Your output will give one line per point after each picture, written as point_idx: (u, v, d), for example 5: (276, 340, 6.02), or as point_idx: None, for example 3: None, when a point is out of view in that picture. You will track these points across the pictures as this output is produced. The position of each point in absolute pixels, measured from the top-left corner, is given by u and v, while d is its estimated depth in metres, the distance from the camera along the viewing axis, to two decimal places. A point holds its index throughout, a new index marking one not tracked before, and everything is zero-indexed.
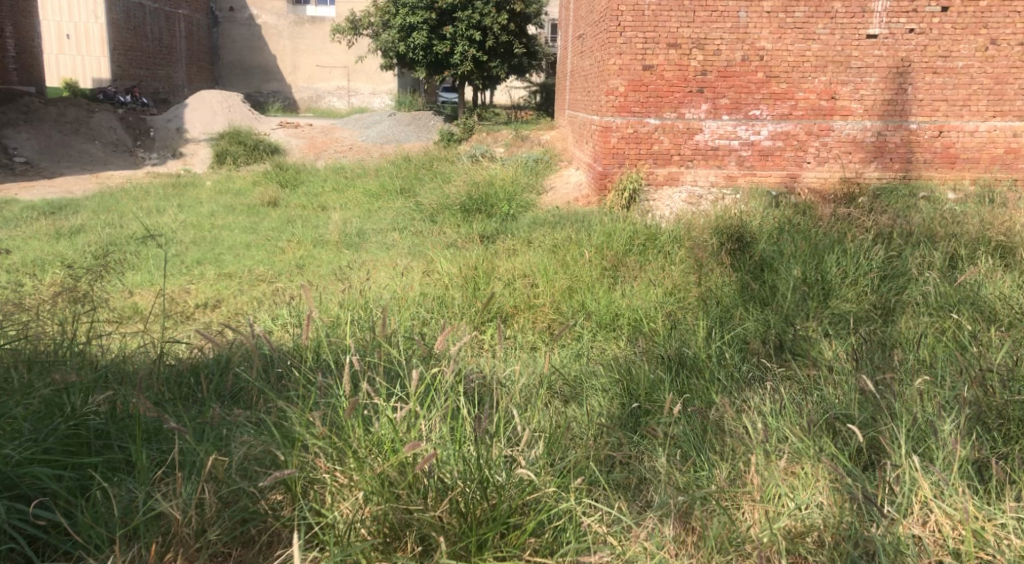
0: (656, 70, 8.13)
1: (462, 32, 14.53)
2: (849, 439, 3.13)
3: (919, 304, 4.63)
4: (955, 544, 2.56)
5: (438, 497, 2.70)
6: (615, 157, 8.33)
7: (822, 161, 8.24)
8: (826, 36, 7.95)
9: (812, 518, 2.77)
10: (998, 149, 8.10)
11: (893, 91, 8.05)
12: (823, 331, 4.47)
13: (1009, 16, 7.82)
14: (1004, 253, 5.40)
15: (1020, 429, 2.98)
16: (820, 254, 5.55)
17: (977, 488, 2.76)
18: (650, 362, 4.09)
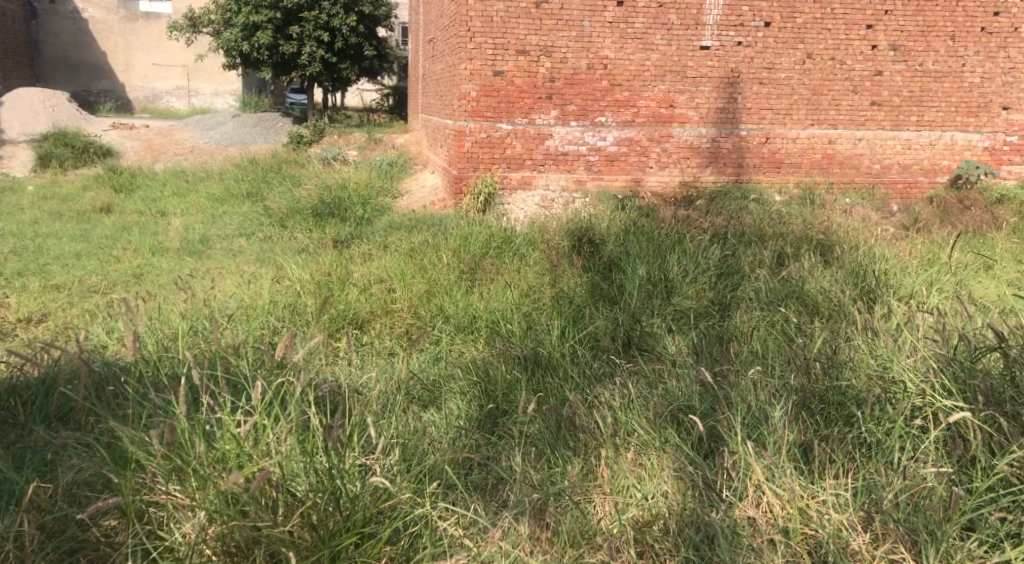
0: (506, 75, 8.25)
1: (309, 33, 14.21)
2: (691, 430, 3.30)
3: (752, 299, 4.95)
4: (784, 522, 2.75)
5: (288, 511, 2.63)
6: (469, 161, 8.40)
7: (663, 166, 8.66)
8: (663, 47, 8.36)
9: (658, 507, 2.91)
10: (817, 154, 8.80)
11: (725, 99, 8.57)
12: (667, 327, 4.70)
13: (821, 33, 8.47)
14: (824, 250, 5.86)
15: (839, 412, 3.23)
16: (663, 254, 5.83)
17: (803, 469, 2.98)
18: (507, 363, 4.15)
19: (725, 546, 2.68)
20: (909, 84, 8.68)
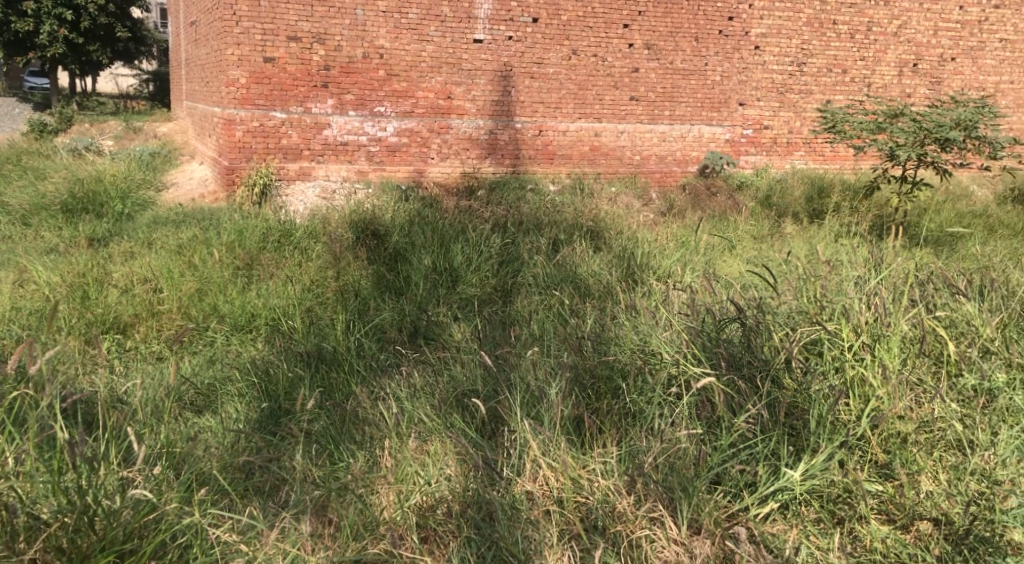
0: (277, 62, 7.96)
1: (48, 10, 12.81)
2: (474, 413, 3.39)
3: (531, 285, 5.14)
4: (558, 492, 2.89)
5: (32, 537, 2.42)
6: (241, 151, 8.02)
7: (444, 157, 8.77)
8: (437, 38, 8.45)
9: (441, 490, 2.97)
10: (585, 146, 9.31)
11: (499, 92, 8.83)
12: (452, 315, 4.77)
13: (584, 30, 8.95)
14: (595, 235, 6.22)
15: (608, 385, 3.44)
16: (446, 243, 5.90)
17: (574, 440, 3.16)
18: (289, 360, 4.02)
19: (503, 521, 2.78)
20: (662, 81, 9.42)
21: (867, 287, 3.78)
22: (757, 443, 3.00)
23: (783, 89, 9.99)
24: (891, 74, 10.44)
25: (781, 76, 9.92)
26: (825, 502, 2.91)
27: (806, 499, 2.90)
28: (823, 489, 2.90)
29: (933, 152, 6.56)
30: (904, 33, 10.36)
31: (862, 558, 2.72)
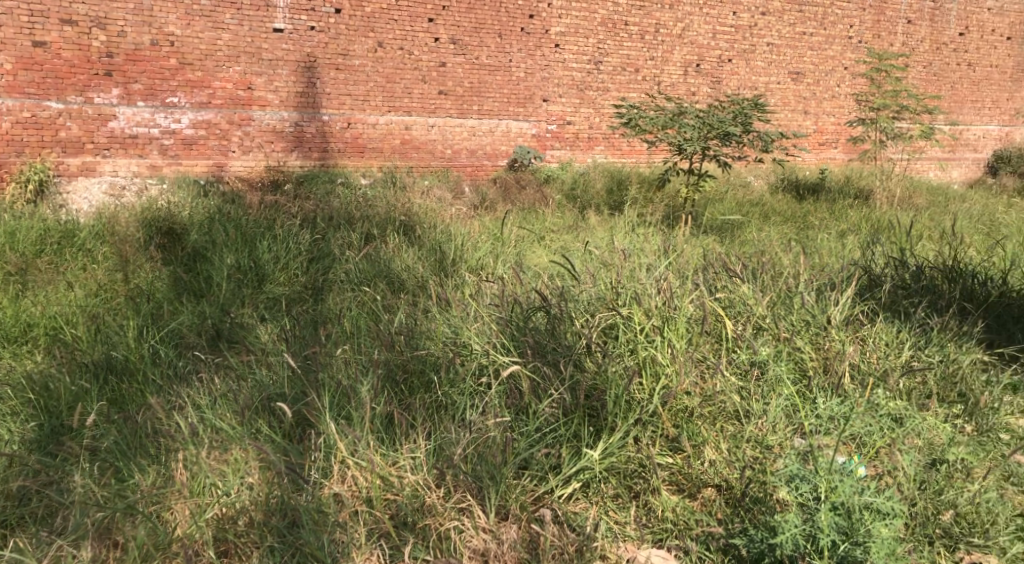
0: (50, 48, 7.29)
1: None
2: (282, 417, 3.25)
3: (342, 281, 5.03)
4: (366, 492, 2.83)
5: None
6: (11, 144, 7.26)
7: (246, 150, 8.37)
8: (234, 26, 8.06)
9: (241, 500, 2.84)
10: (395, 139, 9.21)
11: (303, 84, 8.57)
12: (259, 316, 4.57)
13: (389, 23, 8.89)
14: (406, 229, 6.19)
15: (420, 380, 3.43)
16: (252, 241, 5.63)
17: (384, 437, 3.08)
18: (73, 374, 3.69)
19: (307, 526, 2.67)
20: (469, 76, 9.53)
21: (657, 273, 4.06)
22: (560, 426, 3.11)
23: (583, 86, 10.42)
24: (677, 74, 11.21)
25: (581, 73, 10.35)
26: (621, 479, 3.05)
27: (606, 477, 3.03)
28: (620, 466, 3.06)
29: (715, 146, 7.12)
30: (687, 36, 11.17)
31: (655, 528, 2.87)
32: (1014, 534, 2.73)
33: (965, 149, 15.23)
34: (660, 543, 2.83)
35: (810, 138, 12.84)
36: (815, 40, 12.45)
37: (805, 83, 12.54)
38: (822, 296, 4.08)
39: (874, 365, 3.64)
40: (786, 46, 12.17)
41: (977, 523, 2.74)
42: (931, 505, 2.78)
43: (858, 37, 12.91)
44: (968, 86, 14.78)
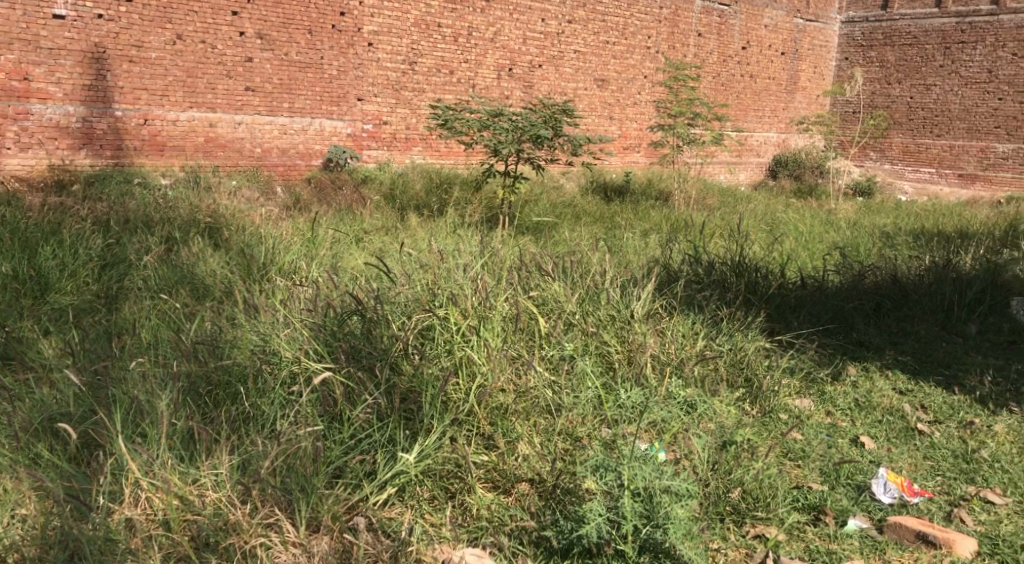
0: None
1: None
2: (67, 439, 2.96)
3: (140, 288, 4.67)
4: (162, 514, 2.62)
5: None
6: None
7: (25, 147, 7.61)
8: (4, 10, 7.35)
9: (13, 538, 2.58)
10: (198, 137, 8.68)
11: (91, 76, 7.92)
12: (41, 329, 4.14)
13: (187, 15, 8.42)
14: (212, 233, 5.85)
15: (226, 391, 3.24)
16: (34, 247, 5.10)
17: (183, 455, 2.88)
18: None
19: (91, 558, 2.46)
20: (277, 72, 9.20)
21: (472, 273, 4.11)
22: (374, 432, 3.02)
23: (397, 86, 10.34)
24: (491, 77, 11.40)
25: (395, 73, 10.28)
26: (436, 479, 3.03)
27: (420, 479, 3.00)
28: (436, 468, 3.03)
29: (528, 148, 7.33)
30: (499, 40, 11.40)
31: (470, 527, 2.87)
32: (791, 506, 2.99)
33: (749, 154, 16.65)
34: (475, 541, 2.84)
35: (615, 142, 13.49)
36: (617, 50, 13.13)
37: (609, 89, 13.18)
38: (627, 292, 4.30)
39: (673, 355, 3.89)
40: (591, 54, 12.74)
41: (761, 497, 2.96)
42: (722, 484, 2.97)
43: (656, 48, 13.76)
44: (750, 97, 16.19)
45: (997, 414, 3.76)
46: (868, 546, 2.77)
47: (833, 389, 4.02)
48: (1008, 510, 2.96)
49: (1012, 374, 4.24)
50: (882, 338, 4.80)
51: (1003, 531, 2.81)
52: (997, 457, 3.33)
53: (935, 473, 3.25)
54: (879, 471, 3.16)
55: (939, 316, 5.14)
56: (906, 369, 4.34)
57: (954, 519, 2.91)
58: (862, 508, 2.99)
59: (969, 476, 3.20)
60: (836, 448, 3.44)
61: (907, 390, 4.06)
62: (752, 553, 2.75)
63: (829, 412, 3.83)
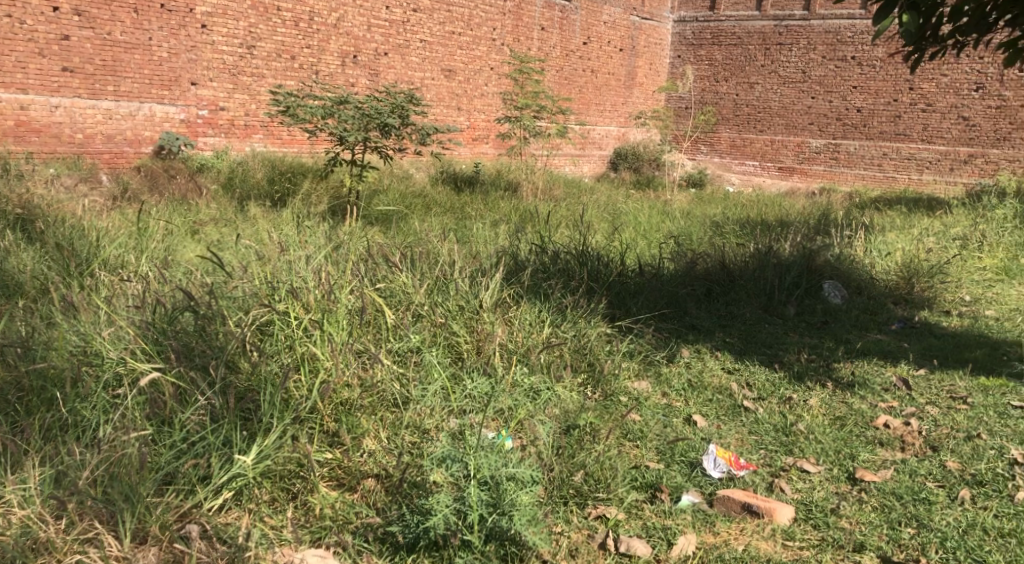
0: None
1: None
2: None
3: None
4: None
5: None
6: None
7: None
8: None
9: None
10: (8, 121, 7.92)
11: None
12: None
13: None
14: (26, 226, 5.37)
15: (41, 397, 2.98)
16: None
17: None
18: None
19: None
20: (99, 52, 8.55)
21: (315, 265, 4.00)
22: (207, 435, 2.85)
23: (235, 70, 9.89)
24: (335, 64, 11.11)
25: (232, 57, 9.82)
26: (277, 480, 2.91)
27: (259, 482, 2.87)
28: (276, 469, 2.92)
29: (375, 138, 7.22)
30: (342, 27, 11.14)
31: (313, 527, 2.79)
32: (629, 486, 3.11)
33: (592, 147, 17.21)
34: (319, 542, 2.75)
35: (463, 133, 13.54)
36: (463, 40, 13.16)
37: (456, 80, 13.20)
38: (475, 282, 4.33)
39: (520, 344, 3.95)
40: (437, 43, 12.71)
41: (602, 479, 3.05)
42: (567, 468, 3.04)
43: (501, 40, 13.92)
44: (591, 91, 16.75)
45: (812, 388, 4.08)
46: (700, 520, 2.92)
47: (669, 371, 4.23)
48: (820, 477, 3.21)
49: (825, 351, 4.61)
50: (713, 322, 5.10)
51: (815, 497, 3.04)
52: (811, 429, 3.60)
53: (759, 447, 3.48)
54: (710, 447, 3.35)
55: (762, 300, 5.51)
56: (734, 350, 4.63)
57: (774, 488, 3.12)
58: (694, 484, 3.16)
59: (788, 447, 3.44)
60: (670, 427, 3.62)
61: (735, 369, 4.33)
62: (593, 534, 2.83)
63: (665, 393, 4.02)
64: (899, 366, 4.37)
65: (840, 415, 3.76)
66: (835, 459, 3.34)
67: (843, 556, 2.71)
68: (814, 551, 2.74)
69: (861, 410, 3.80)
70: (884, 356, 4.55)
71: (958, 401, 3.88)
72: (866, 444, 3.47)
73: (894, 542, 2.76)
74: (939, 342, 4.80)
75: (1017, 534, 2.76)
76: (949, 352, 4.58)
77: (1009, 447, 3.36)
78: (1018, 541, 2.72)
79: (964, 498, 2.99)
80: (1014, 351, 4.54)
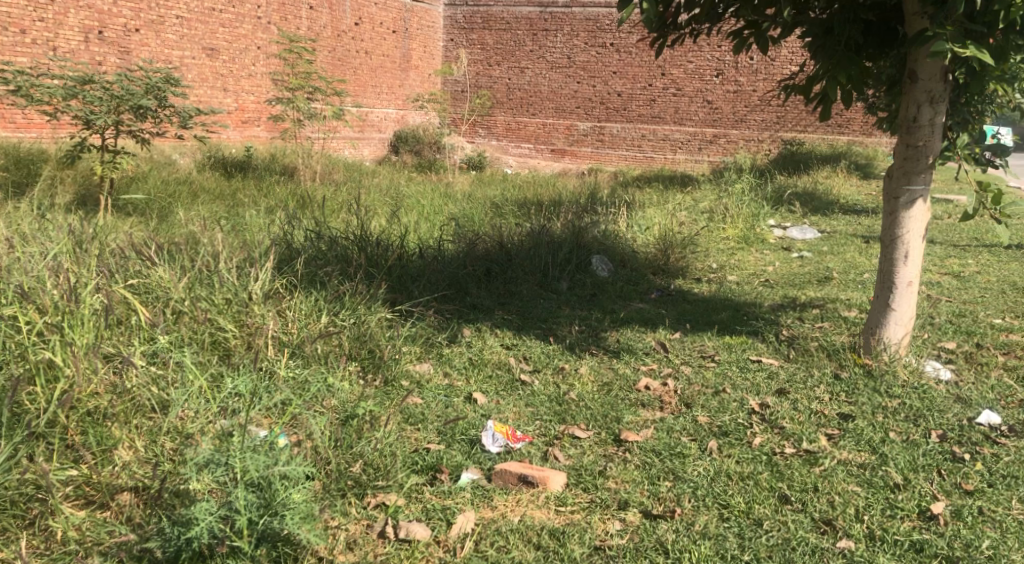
0: None
1: None
2: None
3: None
4: None
5: None
6: None
7: None
8: None
9: None
10: None
11: None
12: None
13: None
14: None
15: None
16: None
17: None
18: None
19: None
20: None
21: (52, 264, 3.59)
22: None
23: None
24: (76, 40, 10.05)
25: None
26: (8, 508, 2.59)
27: None
28: (7, 495, 2.60)
29: (127, 120, 6.62)
30: None
31: (56, 554, 2.51)
32: (409, 470, 3.10)
33: (371, 130, 16.98)
34: None
35: (231, 115, 12.83)
36: (225, 18, 12.41)
37: (220, 60, 12.45)
38: (243, 273, 4.10)
39: (294, 335, 3.80)
40: (196, 20, 11.90)
41: (380, 466, 3.02)
42: (342, 458, 2.97)
43: (267, 18, 13.30)
44: (366, 73, 16.50)
45: (582, 358, 4.29)
46: (478, 496, 2.97)
47: (449, 352, 4.27)
48: (590, 442, 3.38)
49: (594, 322, 4.87)
50: (492, 300, 5.22)
51: (585, 462, 3.20)
52: (582, 396, 3.79)
53: (535, 418, 3.60)
54: (487, 423, 3.42)
55: (537, 276, 5.72)
56: (511, 326, 4.76)
57: (548, 457, 3.24)
58: (473, 461, 3.21)
59: (561, 416, 3.60)
60: (451, 407, 3.65)
61: (512, 345, 4.45)
62: (372, 523, 2.80)
63: (446, 373, 4.05)
64: (659, 331, 4.71)
65: (608, 381, 3.99)
66: (603, 423, 3.53)
67: (610, 514, 2.88)
68: (584, 513, 2.89)
69: (626, 375, 4.06)
70: (645, 323, 4.89)
71: (707, 359, 4.25)
72: (630, 407, 3.71)
73: (654, 496, 2.97)
74: (692, 306, 5.24)
75: (755, 476, 3.07)
76: (700, 315, 5.00)
77: (749, 397, 3.73)
78: (755, 483, 3.03)
79: (713, 448, 3.28)
80: (753, 311, 5.05)
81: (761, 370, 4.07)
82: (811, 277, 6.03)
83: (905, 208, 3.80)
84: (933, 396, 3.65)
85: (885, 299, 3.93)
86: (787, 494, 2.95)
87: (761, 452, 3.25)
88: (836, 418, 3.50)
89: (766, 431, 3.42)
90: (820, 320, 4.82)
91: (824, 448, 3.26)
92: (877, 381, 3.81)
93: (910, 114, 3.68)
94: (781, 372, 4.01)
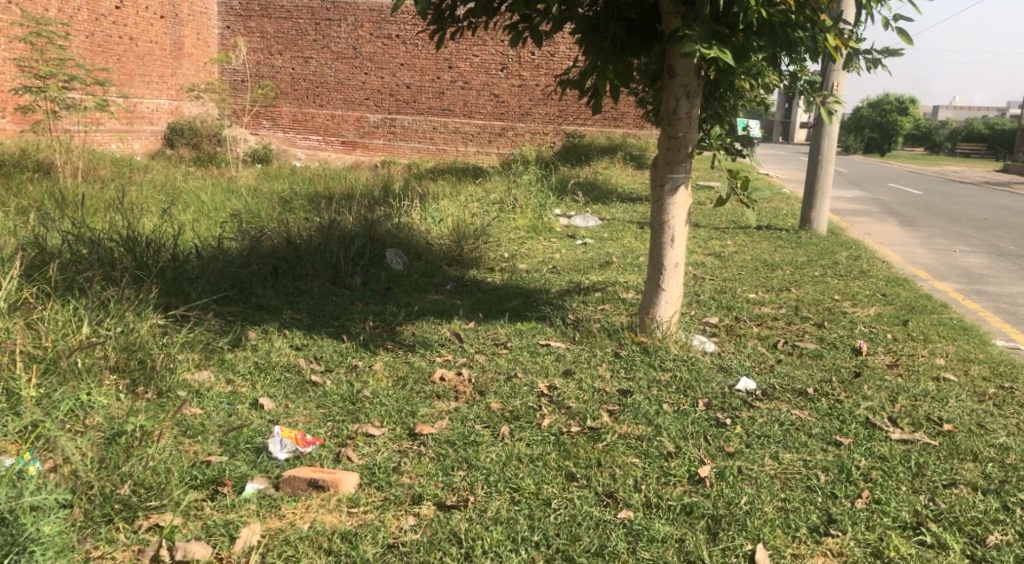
0: None
1: None
2: None
3: None
4: None
5: None
6: None
7: None
8: None
9: None
10: None
11: None
12: None
13: None
14: None
15: None
16: None
17: None
18: None
19: None
20: None
21: None
22: None
23: None
24: None
25: None
26: None
27: None
28: None
29: None
30: None
31: None
32: (186, 486, 2.89)
33: (141, 122, 15.72)
34: None
35: None
36: None
37: None
38: None
39: (48, 348, 3.44)
40: None
41: (152, 486, 2.78)
42: (106, 482, 2.73)
43: None
44: (132, 60, 15.22)
45: (376, 353, 4.22)
46: (265, 506, 2.83)
47: (232, 357, 4.04)
48: (384, 438, 3.33)
49: (388, 316, 4.81)
50: (279, 300, 5.00)
51: (379, 460, 3.14)
52: (376, 393, 3.72)
53: (326, 420, 3.48)
54: (274, 429, 3.27)
55: (328, 272, 5.54)
56: (301, 326, 4.58)
57: (341, 459, 3.15)
58: (260, 470, 3.05)
59: (354, 415, 3.51)
60: (234, 415, 3.45)
61: (302, 345, 4.29)
62: (144, 547, 2.59)
63: (229, 380, 3.82)
64: (452, 322, 4.74)
65: (403, 375, 3.95)
66: (398, 418, 3.49)
67: (403, 510, 2.85)
68: (377, 512, 2.84)
69: (420, 368, 4.04)
70: (439, 315, 4.89)
71: (499, 347, 4.34)
72: (425, 399, 3.69)
73: (447, 487, 2.98)
74: (484, 296, 5.32)
75: (543, 457, 3.17)
76: (492, 304, 5.09)
77: (538, 381, 3.85)
78: (544, 463, 3.13)
79: (504, 434, 3.35)
80: (542, 297, 5.22)
81: (550, 353, 4.21)
82: (594, 263, 6.34)
83: (670, 195, 4.08)
84: (700, 368, 3.96)
85: (656, 281, 4.20)
86: (573, 472, 3.07)
87: (549, 433, 3.36)
88: (616, 394, 3.69)
89: (554, 412, 3.54)
90: (602, 303, 5.08)
91: (606, 424, 3.43)
92: (652, 357, 4.08)
93: (670, 108, 3.95)
94: (568, 354, 4.17)
